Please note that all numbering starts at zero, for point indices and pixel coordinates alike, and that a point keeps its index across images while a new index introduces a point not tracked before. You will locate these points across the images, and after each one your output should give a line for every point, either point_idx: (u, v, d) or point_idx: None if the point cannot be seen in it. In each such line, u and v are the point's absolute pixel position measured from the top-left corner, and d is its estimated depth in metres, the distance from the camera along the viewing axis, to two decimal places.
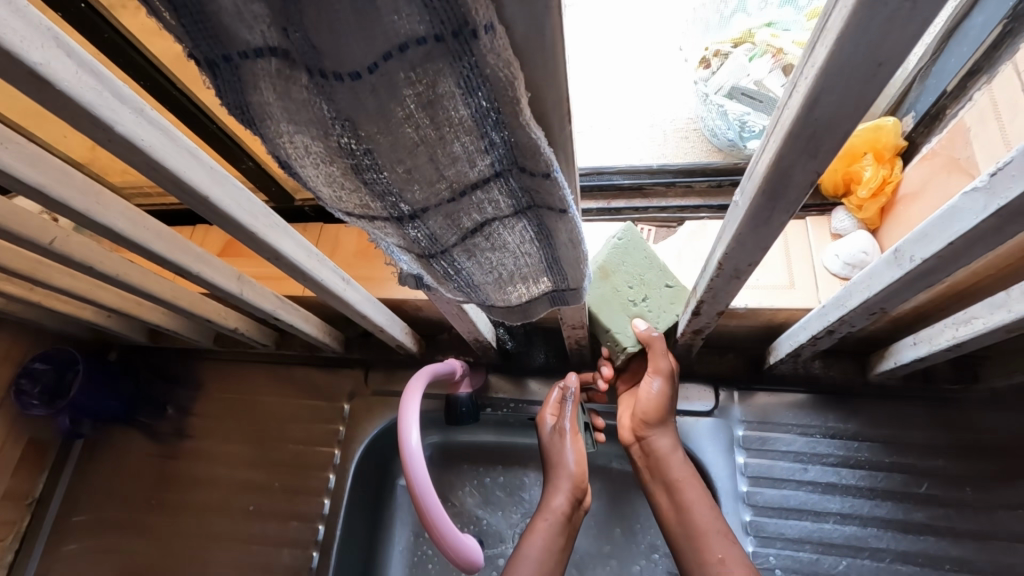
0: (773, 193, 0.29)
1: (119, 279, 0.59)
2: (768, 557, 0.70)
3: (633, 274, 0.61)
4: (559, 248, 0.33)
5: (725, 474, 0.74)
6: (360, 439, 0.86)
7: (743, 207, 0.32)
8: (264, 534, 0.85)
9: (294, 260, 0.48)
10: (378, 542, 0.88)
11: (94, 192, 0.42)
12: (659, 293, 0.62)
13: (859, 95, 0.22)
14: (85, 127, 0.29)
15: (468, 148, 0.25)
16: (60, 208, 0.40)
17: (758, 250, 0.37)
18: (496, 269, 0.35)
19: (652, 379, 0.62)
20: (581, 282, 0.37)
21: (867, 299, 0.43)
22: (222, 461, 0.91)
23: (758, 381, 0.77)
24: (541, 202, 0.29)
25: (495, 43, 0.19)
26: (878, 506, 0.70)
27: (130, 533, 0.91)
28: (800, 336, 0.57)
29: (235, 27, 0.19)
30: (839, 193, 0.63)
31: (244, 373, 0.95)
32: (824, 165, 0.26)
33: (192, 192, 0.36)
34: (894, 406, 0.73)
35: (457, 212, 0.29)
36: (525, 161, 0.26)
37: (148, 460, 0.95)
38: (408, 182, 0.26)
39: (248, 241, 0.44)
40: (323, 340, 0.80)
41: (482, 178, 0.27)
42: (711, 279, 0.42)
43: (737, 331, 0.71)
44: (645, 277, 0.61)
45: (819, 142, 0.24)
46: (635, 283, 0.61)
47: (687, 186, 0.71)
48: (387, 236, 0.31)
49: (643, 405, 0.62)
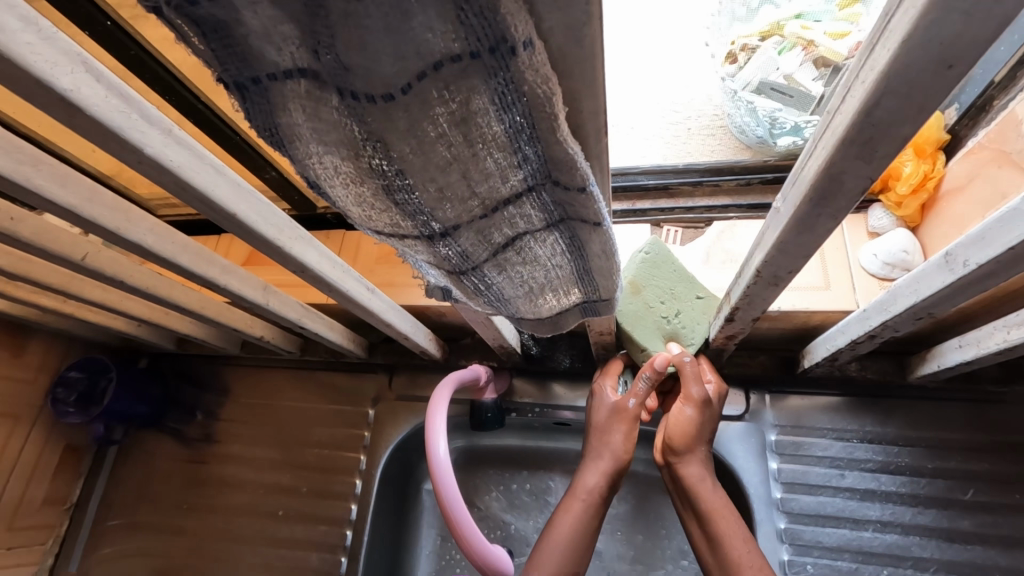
0: (821, 200, 0.28)
1: (148, 292, 0.59)
2: (804, 566, 0.68)
3: (663, 289, 0.60)
4: (592, 259, 0.32)
5: (757, 480, 0.72)
6: (386, 444, 0.86)
7: (786, 214, 0.31)
8: (293, 539, 0.86)
9: (319, 271, 0.48)
10: (405, 547, 0.88)
11: (124, 209, 0.42)
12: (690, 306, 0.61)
13: (923, 99, 0.20)
14: (115, 149, 0.29)
15: (501, 164, 0.24)
16: (90, 226, 0.40)
17: (799, 257, 0.35)
18: (528, 282, 0.35)
19: (684, 407, 0.60)
20: (614, 292, 0.36)
21: (915, 304, 0.41)
22: (251, 466, 0.92)
23: (790, 384, 0.75)
24: (575, 215, 0.28)
25: (534, 59, 0.18)
26: (920, 513, 0.67)
27: (163, 537, 0.92)
28: (839, 340, 0.55)
29: (265, 50, 0.19)
30: (876, 190, 0.60)
31: (270, 378, 0.96)
32: (878, 171, 0.25)
33: (219, 209, 0.36)
34: (936, 409, 0.70)
35: (489, 227, 0.28)
36: (560, 175, 0.25)
37: (178, 464, 0.96)
38: (439, 201, 0.25)
39: (274, 255, 0.43)
40: (347, 346, 0.81)
41: (515, 193, 0.26)
42: (748, 286, 0.41)
43: (769, 333, 0.69)
44: (674, 290, 0.61)
45: (875, 148, 0.23)
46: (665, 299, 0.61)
47: (714, 185, 0.70)
48: (416, 254, 0.30)
49: (673, 431, 0.60)
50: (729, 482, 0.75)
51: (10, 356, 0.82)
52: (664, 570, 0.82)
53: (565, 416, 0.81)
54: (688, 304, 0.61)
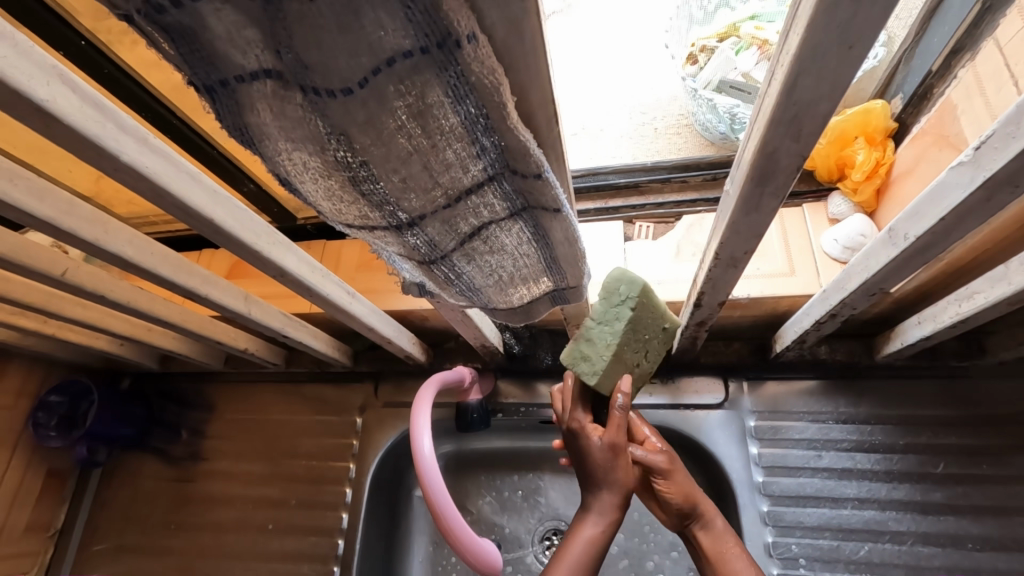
0: (761, 179, 0.30)
1: (129, 306, 0.60)
2: (789, 547, 0.69)
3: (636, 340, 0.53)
4: (557, 246, 0.34)
5: (739, 465, 0.74)
6: (375, 451, 0.87)
7: (734, 195, 0.33)
8: (284, 552, 0.86)
9: (299, 276, 0.49)
10: (397, 554, 0.88)
11: (101, 221, 0.43)
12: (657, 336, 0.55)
13: (834, 77, 0.22)
14: (91, 157, 0.30)
15: (461, 155, 0.26)
16: (68, 238, 0.41)
17: (752, 237, 0.37)
18: (497, 272, 0.36)
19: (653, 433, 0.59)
20: (581, 279, 0.38)
21: (866, 280, 0.43)
22: (239, 481, 0.92)
23: (766, 370, 0.77)
24: (536, 203, 0.30)
25: (479, 51, 0.20)
26: (895, 488, 0.69)
27: (151, 558, 0.91)
28: (804, 322, 0.57)
29: (230, 53, 0.20)
30: (834, 178, 0.63)
31: (256, 392, 0.96)
32: (807, 148, 0.27)
33: (196, 214, 0.37)
34: (904, 386, 0.73)
35: (454, 217, 0.30)
36: (516, 163, 0.26)
37: (165, 484, 0.95)
38: (404, 191, 0.27)
39: (253, 260, 0.44)
40: (332, 355, 0.81)
41: (476, 183, 0.28)
42: (710, 269, 0.43)
43: (742, 321, 0.72)
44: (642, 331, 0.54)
45: (800, 125, 0.25)
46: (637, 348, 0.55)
47: (682, 181, 0.72)
48: (387, 246, 0.32)
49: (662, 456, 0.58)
50: (713, 470, 0.77)
51: None
52: (654, 561, 0.83)
53: (550, 413, 0.82)
54: (656, 339, 0.55)
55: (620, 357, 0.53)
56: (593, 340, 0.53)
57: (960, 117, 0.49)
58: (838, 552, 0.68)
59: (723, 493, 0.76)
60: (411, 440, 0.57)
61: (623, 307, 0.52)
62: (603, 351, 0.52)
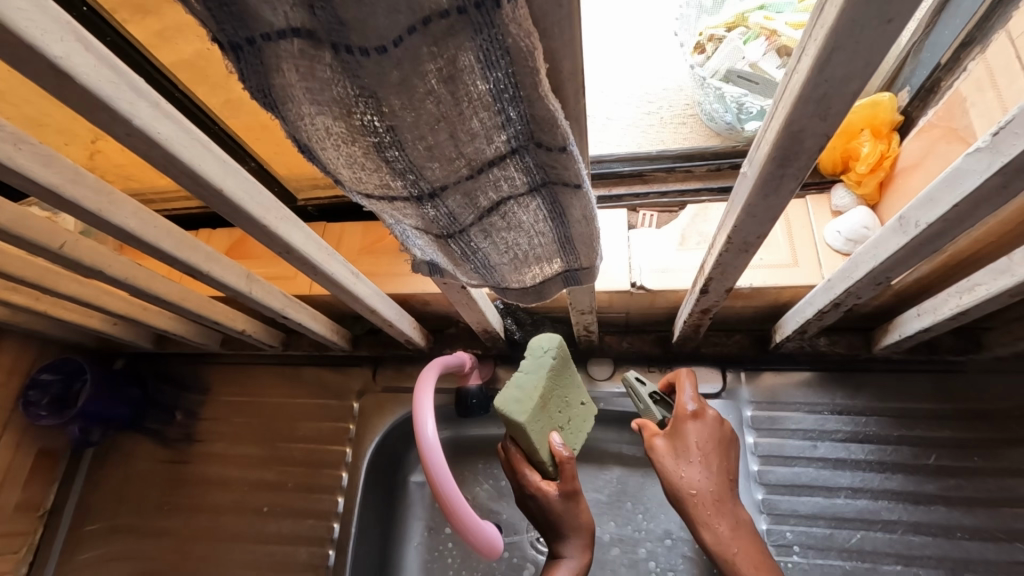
0: (783, 159, 0.30)
1: (128, 283, 0.59)
2: (784, 534, 0.70)
3: (560, 399, 0.61)
4: (573, 225, 0.34)
5: (736, 454, 0.74)
6: (372, 436, 0.86)
7: (753, 177, 0.33)
8: (279, 535, 0.85)
9: (306, 253, 0.48)
10: (393, 538, 0.88)
11: (106, 192, 0.42)
12: (575, 412, 0.64)
13: (869, 52, 0.22)
14: (104, 120, 0.29)
15: (487, 124, 0.25)
16: (73, 207, 0.40)
17: (767, 221, 0.37)
18: (512, 249, 0.36)
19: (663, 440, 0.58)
20: (595, 259, 0.38)
21: (873, 268, 0.44)
22: (234, 465, 0.91)
23: (764, 361, 0.78)
24: (557, 178, 0.30)
25: (517, 13, 0.20)
26: (888, 479, 0.70)
27: (143, 541, 0.90)
28: (807, 311, 0.58)
29: (261, 8, 0.20)
30: (838, 170, 0.64)
31: (252, 375, 0.96)
32: (833, 127, 0.27)
33: (206, 185, 0.36)
34: (899, 379, 0.74)
35: (475, 190, 0.29)
36: (542, 135, 0.26)
37: (158, 466, 0.95)
38: (427, 160, 0.26)
39: (261, 235, 0.44)
40: (332, 338, 0.81)
41: (500, 155, 0.28)
42: (721, 254, 0.43)
43: (743, 312, 0.72)
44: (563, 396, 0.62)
45: (828, 102, 0.25)
46: (562, 409, 0.62)
47: (687, 171, 0.73)
48: (405, 218, 0.31)
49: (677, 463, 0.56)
50: None
51: None
52: (647, 548, 0.84)
53: None
54: (574, 409, 0.64)
55: (543, 413, 0.58)
56: (522, 387, 0.58)
57: (970, 110, 0.49)
58: (832, 539, 0.69)
59: (719, 481, 0.76)
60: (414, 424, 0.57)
61: (549, 362, 0.60)
62: (528, 404, 0.57)
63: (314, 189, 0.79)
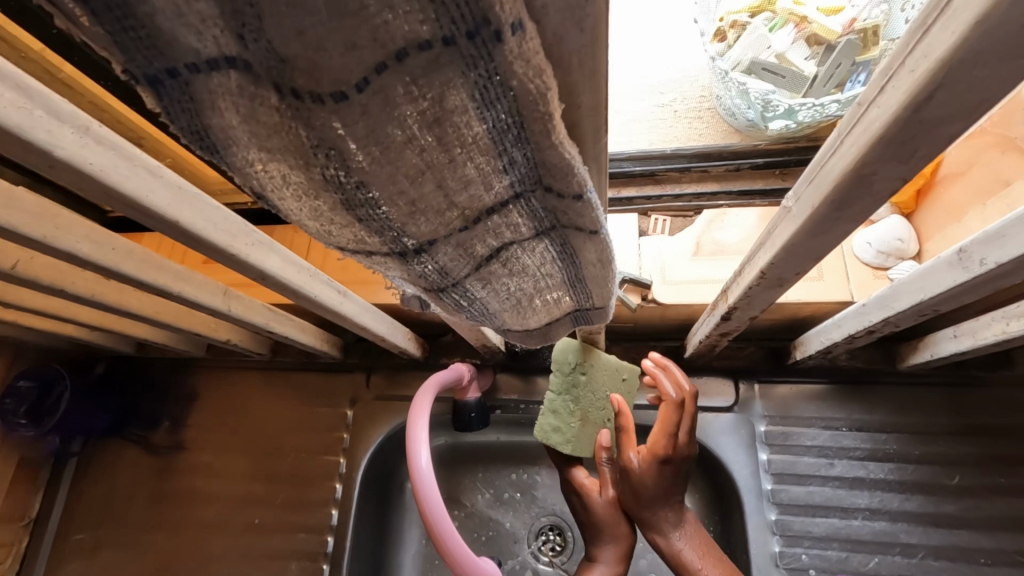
0: (843, 202, 0.25)
1: (95, 300, 0.54)
2: (797, 556, 0.67)
3: (599, 401, 0.59)
4: (587, 266, 0.29)
5: (747, 471, 0.71)
6: (366, 445, 0.83)
7: (799, 216, 0.28)
8: (271, 546, 0.82)
9: (284, 278, 0.43)
10: (389, 549, 0.86)
11: (50, 215, 0.37)
12: (620, 387, 0.61)
13: (986, 88, 0.17)
14: (16, 153, 0.24)
15: (483, 170, 0.20)
16: (10, 236, 0.35)
17: (809, 259, 0.32)
18: (517, 292, 0.31)
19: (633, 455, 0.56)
20: (611, 298, 0.33)
21: (919, 301, 0.39)
22: (223, 473, 0.88)
23: (779, 372, 0.74)
24: (567, 222, 0.25)
25: (525, 46, 0.15)
26: (907, 500, 0.67)
27: (131, 550, 0.88)
28: (833, 333, 0.53)
29: (177, 34, 0.14)
30: None
31: (240, 380, 0.91)
32: (914, 170, 0.22)
33: (157, 217, 0.31)
34: (922, 394, 0.70)
35: (470, 240, 0.24)
36: (553, 181, 0.21)
37: (145, 473, 0.91)
38: (411, 216, 0.21)
39: (231, 263, 0.39)
40: (321, 348, 0.77)
41: (500, 201, 0.23)
42: (751, 287, 0.38)
43: (759, 323, 0.68)
44: (602, 391, 0.59)
45: (915, 146, 0.20)
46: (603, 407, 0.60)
47: (703, 171, 0.67)
48: (388, 271, 0.26)
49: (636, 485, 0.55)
50: (719, 473, 0.74)
51: None
52: (649, 561, 0.81)
53: None
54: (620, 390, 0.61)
55: (585, 426, 0.59)
56: (558, 412, 0.59)
57: None
58: (846, 563, 0.66)
59: (730, 497, 0.73)
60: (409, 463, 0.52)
61: (580, 379, 0.57)
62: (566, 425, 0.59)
63: None
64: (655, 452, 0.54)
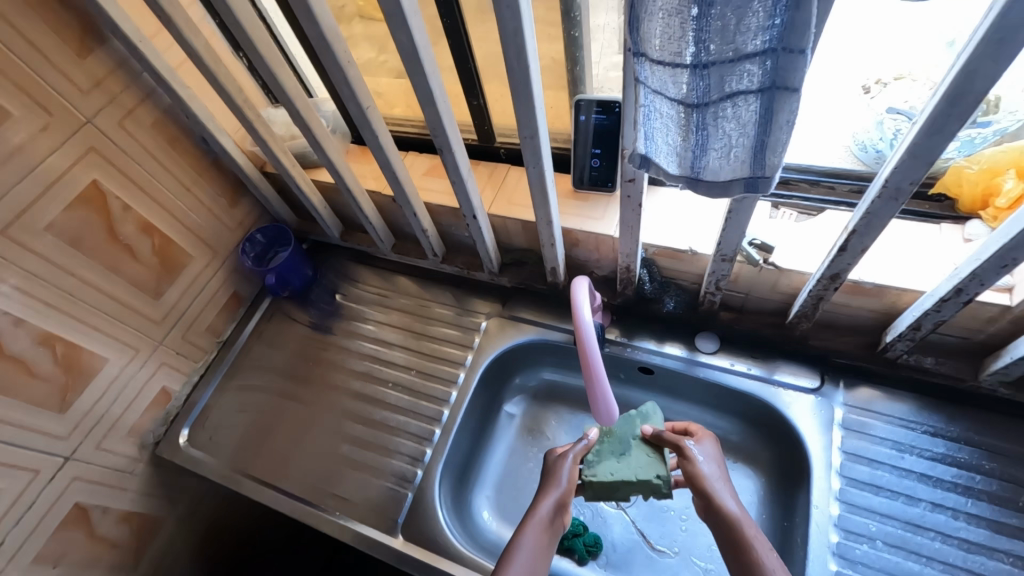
0: (953, 99, 0.42)
1: (385, 152, 0.79)
2: (866, 526, 0.74)
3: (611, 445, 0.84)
4: (776, 130, 0.47)
5: (822, 446, 0.80)
6: (490, 350, 1.01)
7: (925, 117, 0.45)
8: (397, 404, 1.00)
9: (540, 142, 0.65)
10: (480, 450, 1.02)
11: (433, 64, 0.62)
12: (618, 461, 0.82)
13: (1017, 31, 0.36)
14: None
15: (758, 22, 0.40)
16: (418, 63, 0.60)
17: (921, 166, 0.49)
18: (722, 141, 0.50)
19: (688, 447, 0.75)
20: (777, 170, 0.50)
21: (1000, 246, 0.54)
22: (370, 342, 1.08)
23: (864, 375, 0.84)
24: (781, 83, 0.43)
25: None
26: (973, 504, 0.73)
27: (286, 382, 1.08)
28: (926, 302, 0.67)
29: None
30: (976, 207, 0.72)
31: (400, 280, 1.13)
32: (1000, 71, 0.39)
33: (524, 61, 0.54)
34: (996, 418, 0.77)
35: (728, 74, 0.44)
36: (792, 37, 0.40)
37: (309, 328, 1.12)
38: (715, 37, 0.42)
39: (525, 114, 0.61)
40: (491, 257, 0.97)
41: (754, 52, 0.42)
42: (872, 202, 0.55)
43: (855, 313, 0.81)
44: (618, 448, 0.84)
45: (1000, 47, 0.37)
46: (614, 445, 0.84)
47: (830, 187, 0.81)
48: (672, 87, 0.47)
49: (691, 468, 0.73)
50: (795, 447, 0.84)
51: (227, 204, 1.06)
52: None
53: (651, 360, 0.92)
54: (623, 445, 0.84)
55: (619, 457, 0.83)
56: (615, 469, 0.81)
57: None
58: (906, 541, 0.73)
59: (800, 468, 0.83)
60: (581, 347, 0.67)
61: (619, 451, 0.83)
62: (599, 468, 0.83)
63: (510, 136, 0.96)
64: (690, 467, 0.73)
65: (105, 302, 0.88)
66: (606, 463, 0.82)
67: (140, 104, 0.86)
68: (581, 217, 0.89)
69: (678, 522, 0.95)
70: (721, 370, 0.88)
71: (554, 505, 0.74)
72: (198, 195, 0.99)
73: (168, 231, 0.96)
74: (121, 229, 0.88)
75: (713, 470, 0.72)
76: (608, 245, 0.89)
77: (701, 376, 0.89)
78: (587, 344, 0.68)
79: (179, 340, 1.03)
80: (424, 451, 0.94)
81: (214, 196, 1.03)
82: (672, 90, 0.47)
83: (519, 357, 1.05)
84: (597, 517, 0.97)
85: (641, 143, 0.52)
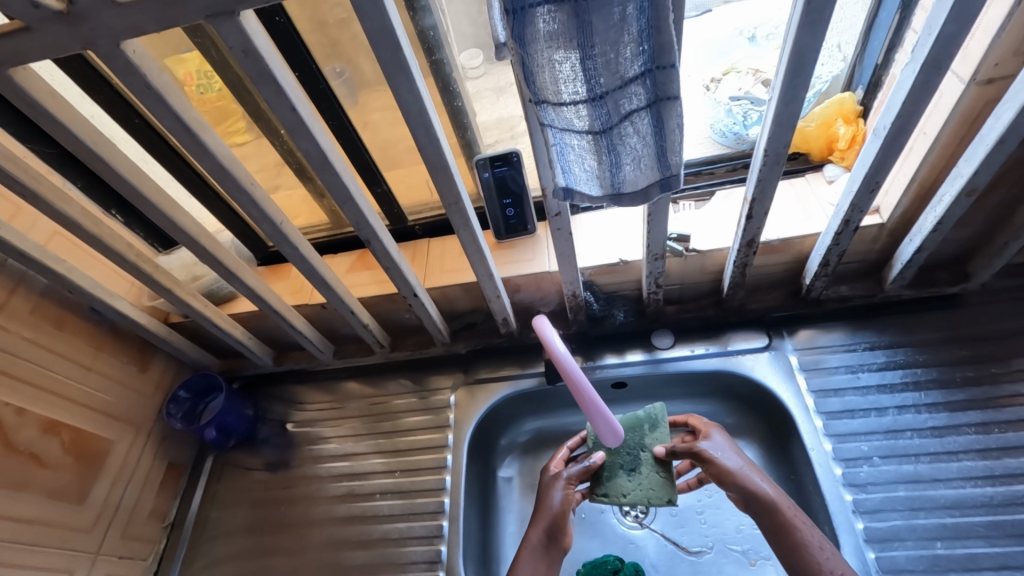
0: (794, 72, 0.51)
1: (308, 260, 0.77)
2: (859, 448, 0.81)
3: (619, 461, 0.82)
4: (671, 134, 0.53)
5: (796, 393, 0.87)
6: (468, 421, 0.98)
7: (778, 93, 0.54)
8: (392, 513, 0.93)
9: (465, 206, 0.68)
10: (490, 527, 0.96)
11: (340, 162, 0.63)
12: (632, 479, 0.80)
13: (820, 13, 0.45)
14: (400, 86, 0.52)
15: (631, 51, 0.47)
16: (326, 165, 0.61)
17: (787, 131, 0.59)
18: (632, 156, 0.55)
19: (703, 445, 0.76)
20: (681, 167, 0.55)
21: (863, 175, 0.65)
22: (341, 460, 1.00)
23: (799, 319, 0.93)
24: (664, 95, 0.50)
25: None
26: (926, 394, 0.83)
27: (260, 539, 0.95)
28: (827, 239, 0.77)
29: None
30: (825, 153, 0.86)
31: (350, 385, 1.07)
32: (820, 43, 0.48)
33: (432, 136, 0.57)
34: (912, 316, 0.89)
35: (620, 98, 0.50)
36: (662, 56, 0.47)
37: (267, 471, 1.02)
38: (600, 71, 0.48)
39: (444, 183, 0.64)
40: (440, 328, 0.97)
41: (635, 75, 0.49)
42: (760, 170, 0.64)
43: (773, 269, 0.91)
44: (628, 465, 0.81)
45: (814, 26, 0.47)
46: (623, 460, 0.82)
47: (710, 172, 0.92)
48: (577, 120, 0.52)
49: (715, 464, 0.74)
50: (773, 404, 0.90)
51: (138, 370, 0.95)
52: None
53: (621, 373, 0.95)
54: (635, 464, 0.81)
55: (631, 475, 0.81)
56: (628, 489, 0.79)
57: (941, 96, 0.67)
58: (894, 447, 0.80)
59: (785, 421, 0.88)
60: (562, 371, 0.68)
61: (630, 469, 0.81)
62: (612, 487, 0.80)
63: (421, 211, 0.98)
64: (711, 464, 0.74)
65: (21, 528, 0.77)
66: (618, 483, 0.80)
67: (12, 294, 0.77)
68: (514, 263, 0.92)
69: (697, 518, 0.96)
70: (685, 359, 0.94)
71: (545, 534, 0.74)
72: (103, 371, 0.89)
73: (79, 422, 0.85)
74: (20, 437, 0.78)
75: (734, 458, 0.74)
76: (548, 280, 0.92)
77: (671, 371, 0.94)
78: (569, 369, 0.69)
79: (118, 541, 0.89)
80: (438, 549, 0.88)
81: (122, 366, 0.92)
82: (577, 124, 0.53)
83: (497, 417, 1.02)
84: (629, 545, 0.95)
85: (562, 176, 0.57)
